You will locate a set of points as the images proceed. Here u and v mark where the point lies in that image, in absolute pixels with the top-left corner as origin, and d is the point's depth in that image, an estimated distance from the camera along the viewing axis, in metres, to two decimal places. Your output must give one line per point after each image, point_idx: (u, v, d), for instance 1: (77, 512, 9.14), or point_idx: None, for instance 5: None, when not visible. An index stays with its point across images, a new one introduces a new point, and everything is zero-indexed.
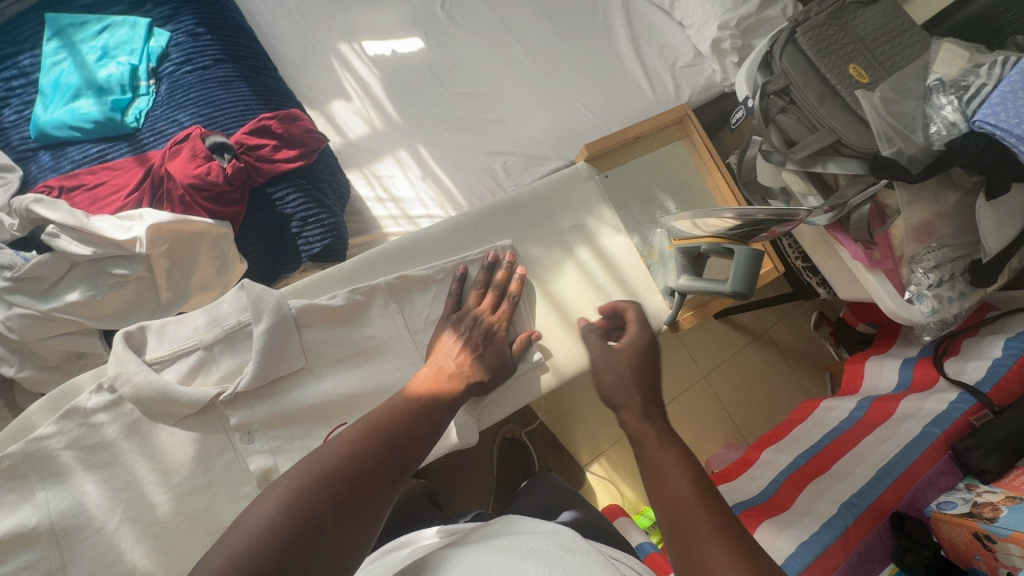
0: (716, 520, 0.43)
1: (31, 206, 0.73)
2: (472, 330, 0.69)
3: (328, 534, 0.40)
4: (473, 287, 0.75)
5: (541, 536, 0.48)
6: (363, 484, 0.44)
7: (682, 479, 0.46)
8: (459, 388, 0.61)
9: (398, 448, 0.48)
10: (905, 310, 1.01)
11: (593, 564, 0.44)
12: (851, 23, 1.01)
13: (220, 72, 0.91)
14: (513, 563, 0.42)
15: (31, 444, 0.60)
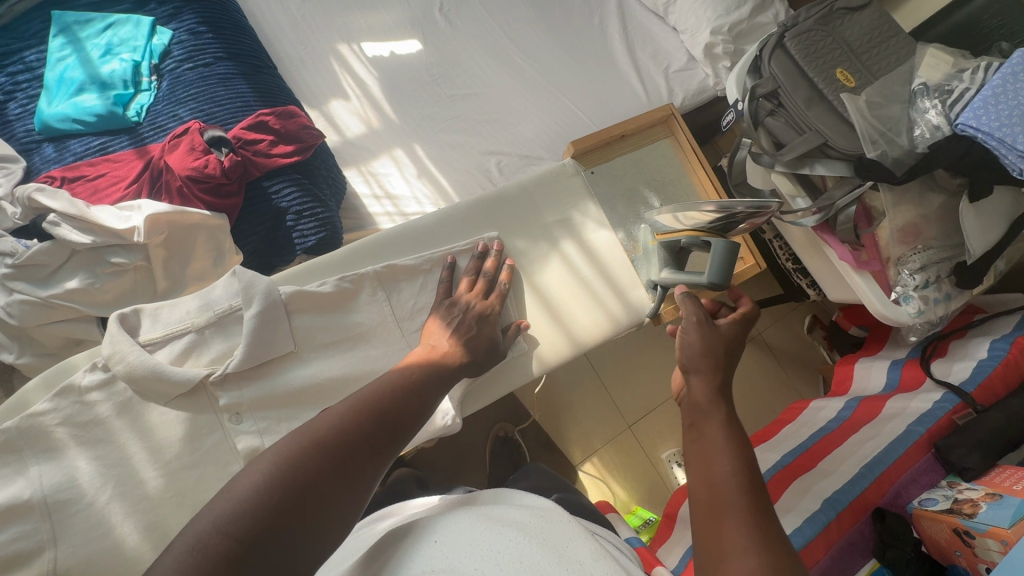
0: (750, 508, 0.45)
1: (32, 195, 0.75)
2: (461, 317, 0.70)
3: (313, 500, 0.42)
4: (464, 274, 0.77)
5: (521, 505, 0.52)
6: (354, 451, 0.46)
7: (728, 462, 0.48)
8: (449, 366, 0.63)
9: (388, 421, 0.51)
10: (892, 311, 1.02)
11: (570, 530, 0.48)
12: (838, 29, 1.03)
13: (220, 70, 0.93)
14: (496, 529, 0.46)
15: (26, 420, 0.62)
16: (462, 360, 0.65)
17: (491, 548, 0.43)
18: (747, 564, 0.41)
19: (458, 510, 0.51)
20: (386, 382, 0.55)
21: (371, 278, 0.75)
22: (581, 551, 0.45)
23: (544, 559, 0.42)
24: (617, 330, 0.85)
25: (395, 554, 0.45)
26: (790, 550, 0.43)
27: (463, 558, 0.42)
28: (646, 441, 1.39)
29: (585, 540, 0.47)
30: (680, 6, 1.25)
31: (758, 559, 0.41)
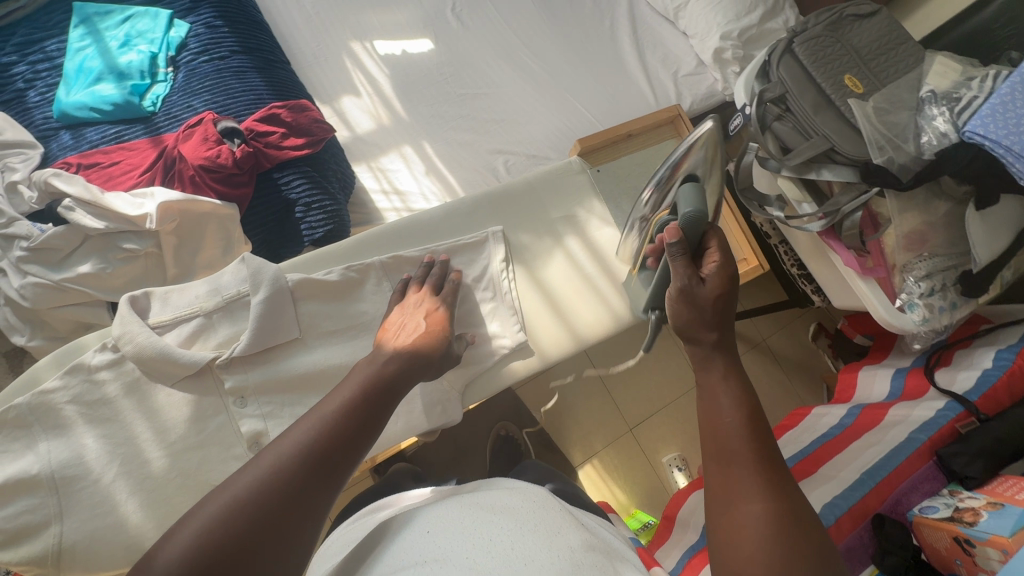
0: (757, 453, 0.47)
1: (49, 179, 0.76)
2: (408, 314, 0.68)
3: (301, 499, 0.42)
4: (410, 281, 0.75)
5: (512, 493, 0.55)
6: (311, 478, 0.44)
7: (732, 413, 0.50)
8: (409, 370, 0.58)
9: (344, 441, 0.47)
10: (897, 319, 1.02)
11: (562, 518, 0.51)
12: (848, 36, 1.03)
13: (235, 63, 0.95)
14: (487, 518, 0.49)
15: (37, 396, 0.63)
16: (415, 358, 0.60)
17: (482, 536, 0.46)
18: (753, 510, 0.44)
19: (451, 500, 0.54)
20: (346, 402, 0.51)
21: (377, 268, 0.76)
22: (572, 538, 0.48)
23: (534, 545, 0.45)
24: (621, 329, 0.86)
25: (390, 543, 0.48)
26: (795, 488, 0.46)
27: (455, 545, 0.45)
28: (647, 444, 1.38)
29: (575, 530, 0.50)
30: (690, 11, 1.26)
31: (764, 503, 0.44)
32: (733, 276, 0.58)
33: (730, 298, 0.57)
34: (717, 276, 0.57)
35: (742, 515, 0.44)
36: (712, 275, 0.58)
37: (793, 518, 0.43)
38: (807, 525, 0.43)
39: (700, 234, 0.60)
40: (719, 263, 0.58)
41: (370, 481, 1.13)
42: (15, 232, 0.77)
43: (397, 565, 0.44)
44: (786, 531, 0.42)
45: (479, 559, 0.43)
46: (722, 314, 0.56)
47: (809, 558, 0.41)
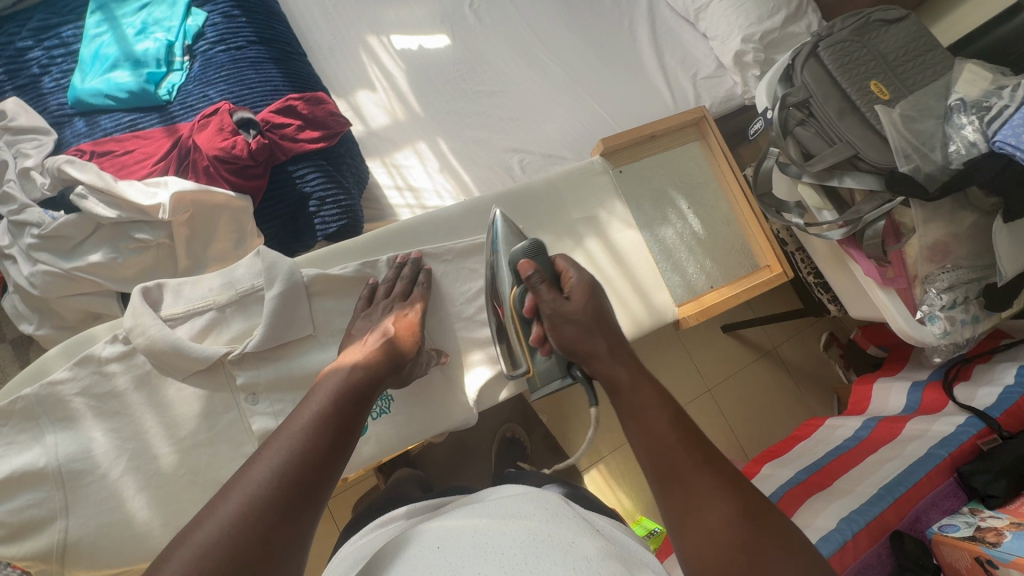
0: (702, 457, 0.52)
1: (63, 166, 0.75)
2: (371, 324, 0.67)
3: (283, 516, 0.43)
4: (377, 286, 0.73)
5: (523, 501, 0.53)
6: (281, 518, 0.42)
7: (666, 429, 0.54)
8: (362, 386, 0.56)
9: (304, 479, 0.46)
10: (916, 331, 1.01)
11: (576, 527, 0.50)
12: (875, 41, 1.01)
13: (251, 53, 0.94)
14: (498, 531, 0.47)
15: (45, 387, 0.62)
16: (372, 371, 0.58)
17: (494, 550, 0.44)
18: (720, 510, 0.48)
19: (464, 513, 0.53)
20: (307, 429, 0.49)
21: (391, 266, 0.75)
22: (587, 549, 0.46)
23: (546, 559, 0.43)
24: (640, 332, 0.85)
25: (400, 560, 0.47)
26: (742, 482, 0.51)
27: (467, 562, 0.43)
28: None
29: (589, 538, 0.48)
30: (711, 13, 1.24)
31: (727, 502, 0.48)
32: (591, 284, 0.67)
33: (595, 302, 0.66)
34: (578, 286, 0.67)
35: (711, 519, 0.47)
36: (574, 287, 0.67)
37: (753, 507, 0.48)
38: (766, 511, 0.48)
39: (549, 262, 0.71)
40: (575, 279, 0.68)
41: (375, 482, 1.11)
42: (27, 219, 0.76)
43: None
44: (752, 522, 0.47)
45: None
46: (596, 318, 0.65)
47: (778, 540, 0.46)
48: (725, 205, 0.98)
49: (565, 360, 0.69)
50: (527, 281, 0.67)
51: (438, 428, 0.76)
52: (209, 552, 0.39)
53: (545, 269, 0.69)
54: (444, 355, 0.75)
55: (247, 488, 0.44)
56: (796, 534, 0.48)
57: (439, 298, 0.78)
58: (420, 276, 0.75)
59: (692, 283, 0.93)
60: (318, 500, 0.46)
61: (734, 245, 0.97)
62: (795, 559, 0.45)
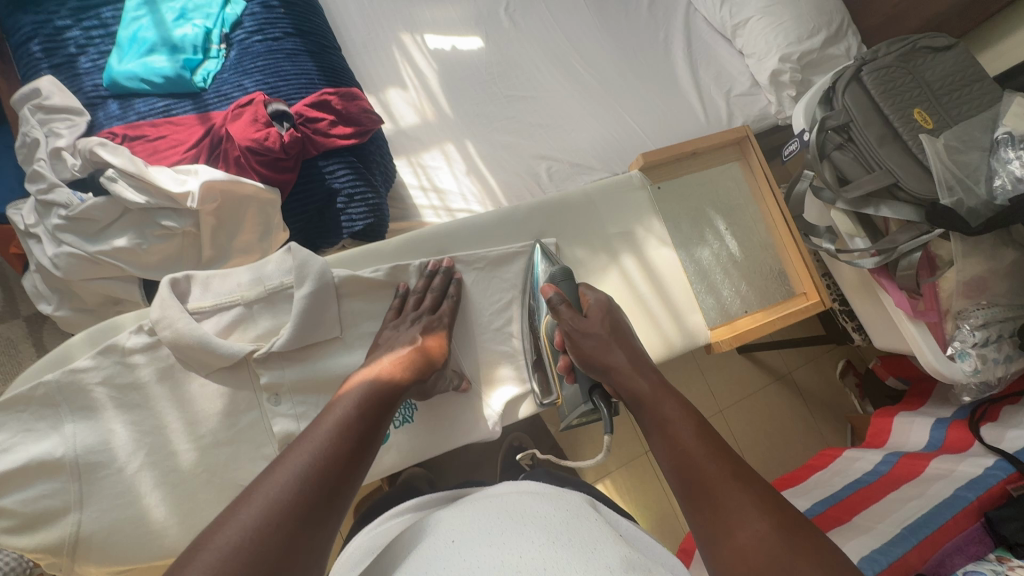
0: (734, 472, 0.49)
1: (94, 149, 0.74)
2: (396, 336, 0.66)
3: (305, 519, 0.41)
4: (408, 295, 0.72)
5: (544, 500, 0.50)
6: (302, 521, 0.41)
7: (692, 437, 0.53)
8: (388, 393, 0.55)
9: (330, 486, 0.44)
10: (946, 367, 0.97)
11: (598, 530, 0.46)
12: (920, 67, 0.98)
13: (288, 45, 0.93)
14: (515, 531, 0.44)
15: (67, 375, 0.60)
16: (397, 383, 0.57)
17: (514, 552, 0.41)
18: (754, 528, 0.44)
19: (481, 506, 0.50)
20: (330, 432, 0.48)
21: (420, 272, 0.75)
22: (611, 556, 0.42)
23: (569, 566, 0.40)
24: (670, 354, 0.84)
25: (416, 556, 0.45)
26: (783, 501, 0.47)
27: (485, 561, 0.41)
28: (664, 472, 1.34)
29: (613, 543, 0.44)
30: (750, 29, 1.22)
31: (762, 520, 0.45)
32: (609, 303, 0.68)
33: (612, 321, 0.66)
34: (595, 305, 0.67)
35: (743, 539, 0.44)
36: (592, 307, 0.67)
37: (791, 526, 0.44)
38: (808, 532, 0.44)
39: (574, 289, 0.71)
40: (593, 300, 0.68)
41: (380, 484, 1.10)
42: (55, 199, 0.76)
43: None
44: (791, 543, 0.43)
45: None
46: (614, 331, 0.65)
47: (823, 562, 0.41)
48: (762, 227, 0.97)
49: (589, 383, 0.68)
50: (547, 303, 0.69)
51: (458, 439, 0.74)
52: (231, 554, 0.37)
53: (567, 293, 0.70)
54: (467, 385, 0.74)
55: (269, 490, 0.42)
56: (844, 561, 0.43)
57: (467, 305, 0.77)
58: (451, 287, 0.74)
59: (726, 305, 0.91)
60: (341, 511, 0.44)
61: (770, 270, 0.95)
62: None
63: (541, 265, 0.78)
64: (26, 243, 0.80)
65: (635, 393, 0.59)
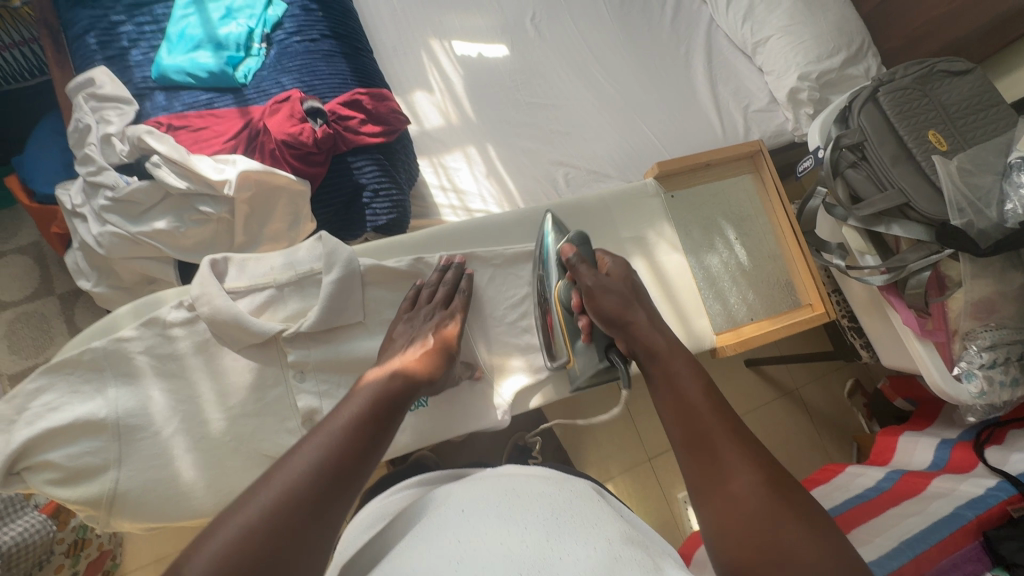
0: (732, 427, 0.53)
1: (142, 136, 0.80)
2: (412, 332, 0.68)
3: (329, 488, 0.46)
4: (421, 289, 0.75)
5: (551, 483, 0.53)
6: (326, 490, 0.45)
7: (699, 395, 0.56)
8: (400, 392, 0.58)
9: (356, 461, 0.49)
10: (952, 387, 0.98)
11: (598, 510, 0.49)
12: (936, 91, 1.00)
13: (324, 47, 0.99)
14: (520, 507, 0.47)
15: (112, 343, 0.65)
16: (409, 384, 0.59)
17: (519, 525, 0.44)
18: (747, 478, 0.48)
19: (489, 483, 0.53)
20: (355, 415, 0.52)
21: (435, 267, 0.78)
22: (611, 532, 0.45)
23: (570, 539, 0.43)
24: None
25: (430, 518, 0.48)
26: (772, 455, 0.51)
27: (500, 530, 0.43)
28: (665, 478, 1.35)
29: (612, 522, 0.47)
30: (770, 47, 1.25)
31: (754, 473, 0.48)
32: (628, 264, 0.72)
33: (632, 278, 0.70)
34: (614, 267, 0.72)
35: (736, 488, 0.48)
36: (611, 268, 0.72)
37: (779, 480, 0.48)
38: (795, 488, 0.47)
39: (592, 252, 0.74)
40: (613, 261, 0.72)
41: (387, 472, 1.13)
42: (103, 181, 0.81)
43: (429, 544, 0.43)
44: (777, 495, 0.47)
45: (514, 548, 0.41)
46: (634, 293, 0.69)
47: (806, 519, 0.45)
48: (773, 240, 0.99)
49: (604, 342, 0.72)
50: (566, 262, 0.72)
51: (470, 424, 0.78)
52: (264, 515, 0.42)
53: (586, 255, 0.73)
54: (480, 372, 0.78)
55: (303, 460, 0.47)
56: (823, 511, 0.47)
57: (480, 302, 0.81)
58: (462, 282, 0.77)
59: (732, 312, 0.93)
60: (359, 482, 0.48)
61: (777, 281, 0.97)
62: (819, 532, 0.44)
63: (552, 239, 0.78)
64: (74, 222, 0.86)
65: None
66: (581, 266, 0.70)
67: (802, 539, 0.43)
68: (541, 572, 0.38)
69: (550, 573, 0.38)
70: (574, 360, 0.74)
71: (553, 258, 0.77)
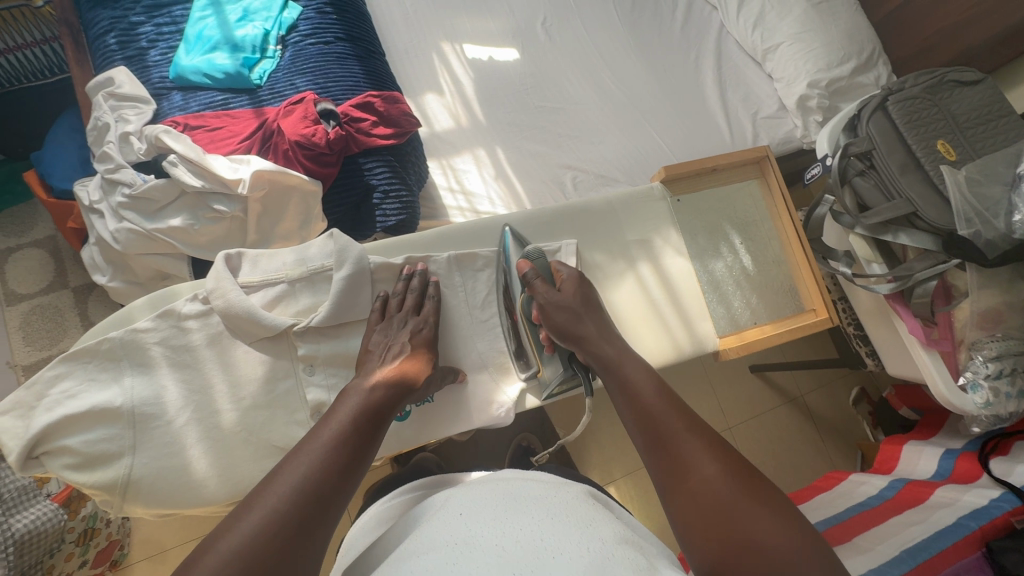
0: (687, 425, 0.55)
1: (160, 135, 0.82)
2: (387, 341, 0.69)
3: (320, 499, 0.48)
4: (388, 299, 0.74)
5: (545, 486, 0.54)
6: (318, 502, 0.48)
7: (657, 400, 0.59)
8: (381, 405, 0.59)
9: (342, 470, 0.51)
10: (956, 397, 0.98)
11: (594, 511, 0.50)
12: (946, 101, 1.00)
13: (338, 49, 1.00)
14: (517, 509, 0.48)
15: (129, 334, 0.67)
16: (388, 393, 0.61)
17: (514, 526, 0.45)
18: (706, 471, 0.50)
19: (484, 487, 0.54)
20: (343, 425, 0.55)
21: (397, 277, 0.77)
22: (604, 532, 0.45)
23: (562, 538, 0.43)
24: (681, 359, 0.87)
25: (427, 524, 0.49)
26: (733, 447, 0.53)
27: (486, 530, 0.45)
28: None
29: (607, 521, 0.48)
30: (779, 54, 1.25)
31: (714, 465, 0.50)
32: (581, 275, 0.76)
33: (584, 291, 0.74)
34: (568, 279, 0.75)
35: (699, 482, 0.50)
36: (565, 281, 0.75)
37: (740, 469, 0.50)
38: (755, 476, 0.49)
39: (547, 266, 0.78)
40: (567, 273, 0.76)
41: (391, 470, 1.14)
42: (121, 178, 0.83)
43: (427, 545, 0.45)
44: (738, 483, 0.48)
45: (508, 549, 0.42)
46: (586, 304, 0.73)
47: (768, 502, 0.46)
48: (778, 246, 0.99)
49: (567, 354, 0.76)
50: (523, 278, 0.75)
51: (474, 422, 0.79)
52: (269, 519, 0.45)
53: (541, 269, 0.77)
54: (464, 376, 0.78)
55: (295, 471, 0.49)
56: (783, 496, 0.48)
57: (448, 318, 0.80)
58: (429, 289, 0.76)
59: (736, 317, 0.94)
60: (352, 484, 0.52)
61: (782, 287, 0.97)
62: (780, 516, 0.45)
63: (512, 247, 0.80)
64: (92, 218, 0.89)
65: (625, 382, 0.63)
66: (537, 282, 0.74)
67: (764, 521, 0.45)
68: (534, 570, 0.39)
69: (542, 571, 0.39)
70: (545, 370, 0.79)
71: (511, 274, 0.80)
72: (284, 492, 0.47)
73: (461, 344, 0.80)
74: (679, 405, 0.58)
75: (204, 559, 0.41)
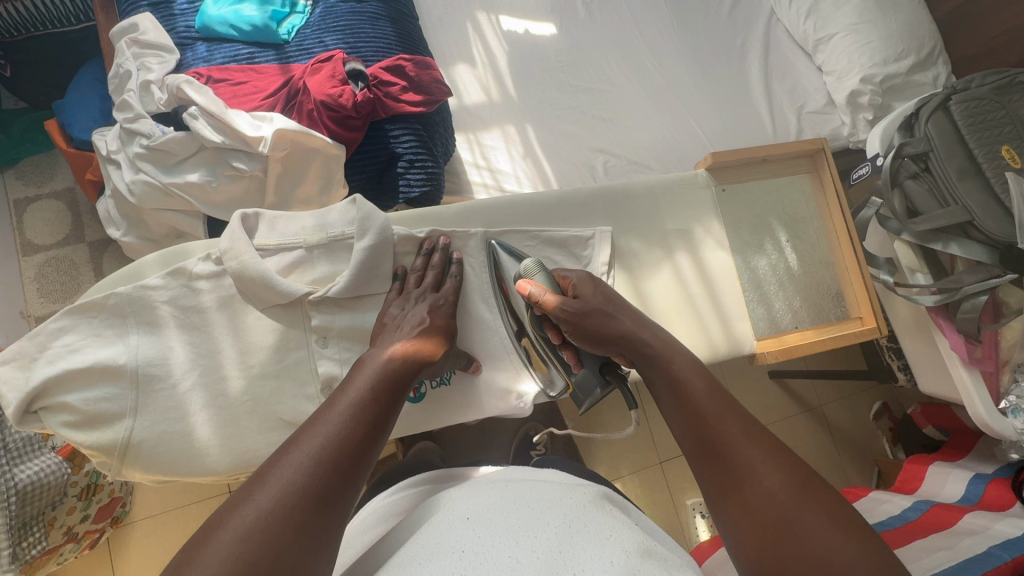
0: (742, 427, 0.52)
1: (182, 86, 0.78)
2: (404, 313, 0.65)
3: (340, 475, 0.44)
4: (407, 274, 0.71)
5: (563, 488, 0.50)
6: (338, 483, 0.44)
7: (706, 397, 0.55)
8: (398, 374, 0.55)
9: (360, 444, 0.47)
10: (996, 421, 0.91)
11: (619, 519, 0.46)
12: (1014, 104, 0.93)
13: (370, 9, 0.96)
14: (532, 513, 0.45)
15: (137, 290, 0.64)
16: (408, 362, 0.57)
17: (528, 533, 0.42)
18: (767, 483, 0.47)
19: (497, 486, 0.50)
20: (357, 400, 0.51)
21: (417, 250, 0.74)
22: (628, 543, 0.42)
23: (585, 552, 0.40)
24: (713, 358, 0.83)
25: (428, 529, 0.45)
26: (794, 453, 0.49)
27: (500, 538, 0.41)
28: (675, 483, 1.31)
29: (629, 530, 0.44)
30: (832, 45, 1.18)
31: (774, 474, 0.47)
32: (590, 276, 0.70)
33: (602, 291, 0.69)
34: (581, 284, 0.69)
35: (758, 493, 0.47)
36: (578, 286, 0.69)
37: (803, 480, 0.46)
38: (820, 488, 0.46)
39: (551, 276, 0.71)
40: (575, 283, 0.70)
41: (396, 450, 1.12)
42: (139, 129, 0.80)
43: (431, 550, 0.41)
44: (802, 496, 0.45)
45: (520, 559, 0.39)
46: (609, 300, 0.68)
47: (835, 517, 0.44)
48: (825, 247, 0.94)
49: (597, 363, 0.72)
50: (531, 301, 0.68)
51: (490, 407, 0.77)
52: (282, 498, 0.41)
53: (546, 283, 0.70)
54: (479, 365, 0.75)
55: (316, 440, 0.46)
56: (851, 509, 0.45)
57: (466, 298, 0.76)
58: (452, 266, 0.73)
59: (775, 318, 0.89)
60: (371, 454, 0.48)
61: (827, 289, 0.92)
62: (849, 536, 0.42)
63: (509, 264, 0.74)
64: (108, 169, 0.86)
65: (676, 381, 0.58)
66: (550, 297, 0.67)
67: (833, 543, 0.42)
68: None
69: None
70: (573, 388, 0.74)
71: (513, 290, 0.73)
72: (300, 467, 0.43)
73: (482, 327, 0.76)
74: (731, 404, 0.54)
75: (217, 534, 0.39)
